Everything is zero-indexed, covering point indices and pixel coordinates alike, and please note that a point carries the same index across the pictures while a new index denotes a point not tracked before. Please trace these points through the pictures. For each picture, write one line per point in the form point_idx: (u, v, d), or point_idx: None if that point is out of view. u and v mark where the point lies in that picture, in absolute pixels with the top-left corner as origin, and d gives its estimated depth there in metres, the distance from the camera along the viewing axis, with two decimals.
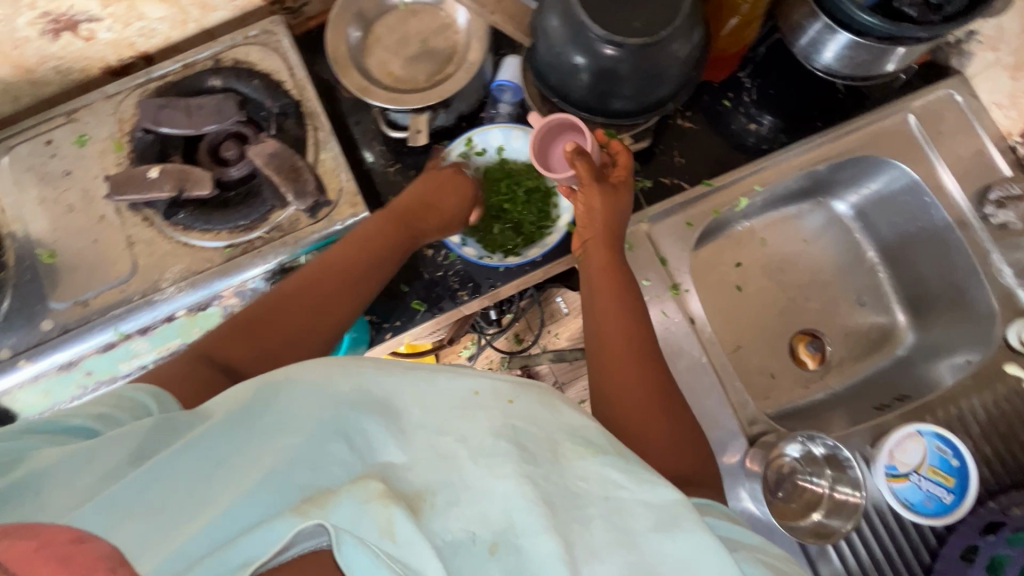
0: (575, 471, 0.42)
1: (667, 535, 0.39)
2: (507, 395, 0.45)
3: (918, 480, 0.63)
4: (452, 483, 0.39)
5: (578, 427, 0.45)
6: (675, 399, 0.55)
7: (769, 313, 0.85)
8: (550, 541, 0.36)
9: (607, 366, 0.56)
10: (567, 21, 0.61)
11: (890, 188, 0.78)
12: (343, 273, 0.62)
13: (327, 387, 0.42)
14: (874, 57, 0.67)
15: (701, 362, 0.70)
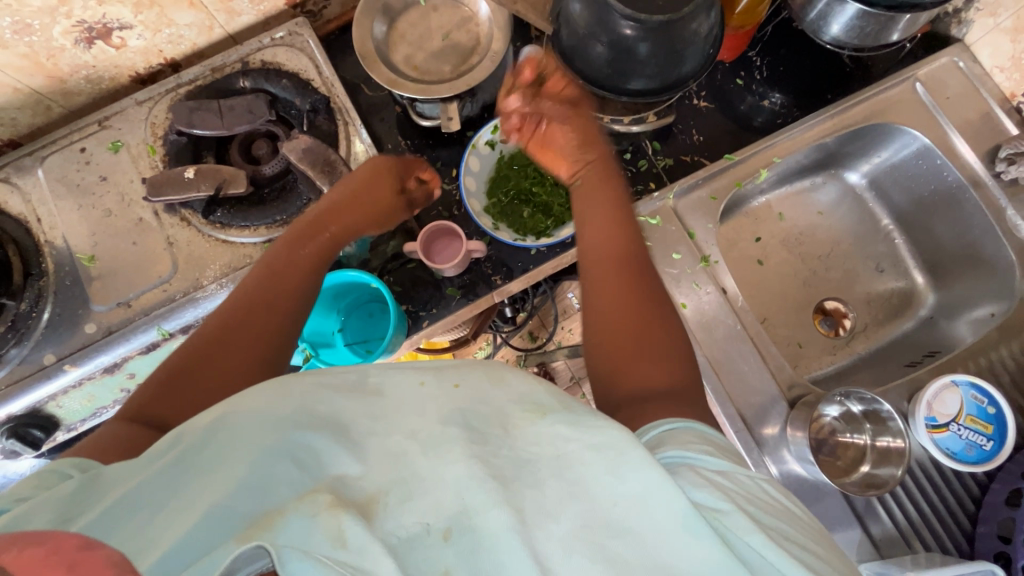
0: (527, 438, 0.38)
1: (615, 478, 0.34)
2: (451, 378, 0.42)
3: (956, 429, 0.64)
4: (406, 480, 0.34)
5: (530, 396, 0.42)
6: (671, 333, 0.52)
7: (791, 284, 0.87)
8: (503, 512, 0.32)
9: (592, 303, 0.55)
10: (591, 5, 0.64)
11: (900, 155, 0.81)
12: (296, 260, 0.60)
13: (269, 409, 0.37)
14: (881, 26, 0.70)
15: (736, 329, 0.71)
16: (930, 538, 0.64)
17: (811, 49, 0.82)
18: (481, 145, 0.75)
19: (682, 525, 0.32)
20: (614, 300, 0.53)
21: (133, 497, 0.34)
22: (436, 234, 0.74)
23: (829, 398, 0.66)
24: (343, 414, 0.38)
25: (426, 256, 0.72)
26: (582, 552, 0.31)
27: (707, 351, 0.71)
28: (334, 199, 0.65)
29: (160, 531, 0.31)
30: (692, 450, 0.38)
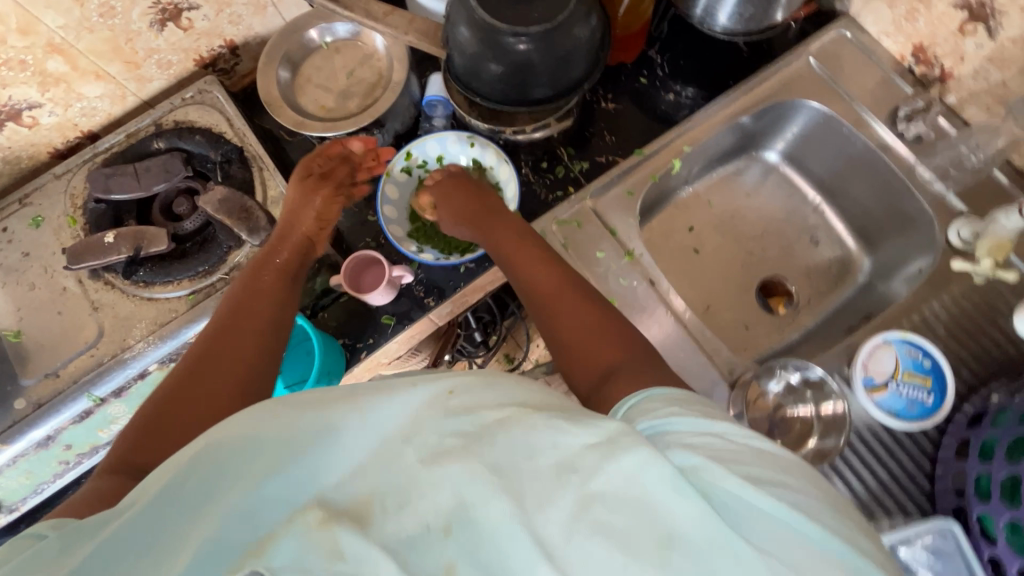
0: (519, 430, 0.34)
1: (607, 456, 0.32)
2: (444, 385, 0.38)
3: (897, 388, 0.64)
4: (400, 483, 0.33)
5: (517, 394, 0.38)
6: (620, 322, 0.54)
7: (730, 267, 0.87)
8: (501, 504, 0.31)
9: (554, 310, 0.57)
10: (474, 27, 0.66)
11: (809, 128, 0.83)
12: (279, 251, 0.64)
13: (253, 434, 0.35)
14: (762, 8, 0.73)
15: (669, 318, 0.71)
16: (893, 505, 0.62)
17: (708, 40, 0.85)
18: (396, 173, 0.76)
19: (672, 489, 0.31)
20: (568, 307, 0.56)
21: (124, 546, 0.33)
22: (360, 267, 0.73)
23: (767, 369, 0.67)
24: (335, 417, 0.36)
25: (352, 287, 0.72)
26: (584, 528, 0.30)
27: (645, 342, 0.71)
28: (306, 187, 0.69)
29: (175, 556, 0.32)
30: (660, 416, 0.39)
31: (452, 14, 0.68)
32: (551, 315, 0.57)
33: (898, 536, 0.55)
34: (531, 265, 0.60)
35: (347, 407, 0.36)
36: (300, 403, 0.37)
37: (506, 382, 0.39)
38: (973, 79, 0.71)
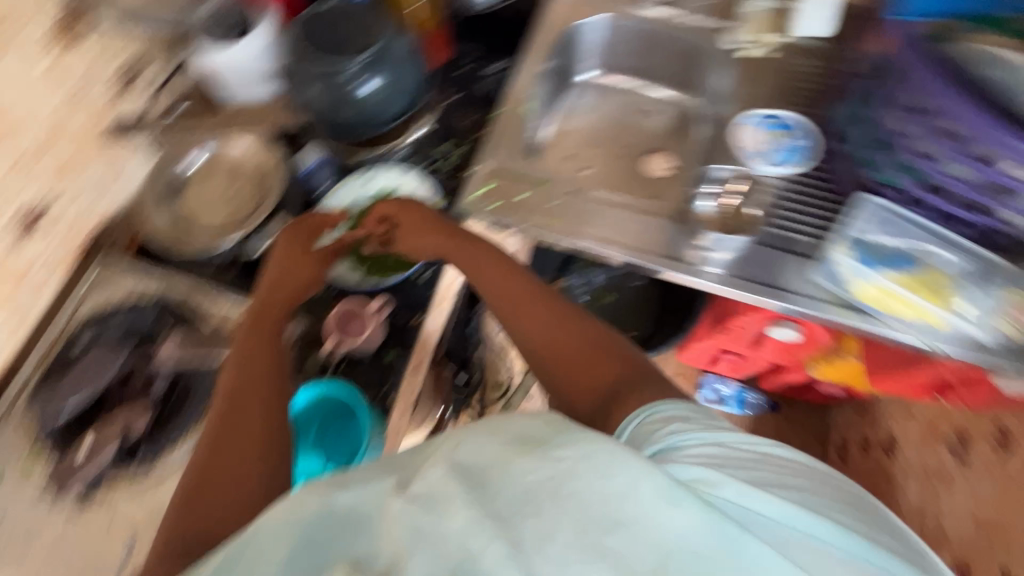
0: (522, 467, 0.39)
1: (602, 475, 0.37)
2: (455, 437, 0.42)
3: (774, 144, 0.80)
4: (420, 530, 0.35)
5: (519, 428, 0.42)
6: (614, 346, 0.60)
7: (615, 162, 1.01)
8: (500, 543, 0.35)
9: (545, 343, 0.61)
10: (322, 80, 0.77)
11: (597, 37, 1.02)
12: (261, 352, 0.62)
13: (293, 512, 0.38)
14: None
15: (603, 206, 0.83)
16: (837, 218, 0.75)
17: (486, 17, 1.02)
18: None
19: (666, 499, 0.37)
20: (559, 336, 0.61)
21: None
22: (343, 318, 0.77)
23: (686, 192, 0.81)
24: (364, 492, 0.38)
25: (345, 338, 0.76)
26: (583, 555, 0.35)
27: (599, 233, 0.81)
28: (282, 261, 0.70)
29: None
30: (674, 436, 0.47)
31: (299, 85, 0.79)
32: (546, 346, 0.61)
33: (840, 229, 0.70)
34: (499, 278, 0.67)
35: (382, 482, 0.39)
36: (339, 481, 0.40)
37: (515, 421, 0.43)
38: None
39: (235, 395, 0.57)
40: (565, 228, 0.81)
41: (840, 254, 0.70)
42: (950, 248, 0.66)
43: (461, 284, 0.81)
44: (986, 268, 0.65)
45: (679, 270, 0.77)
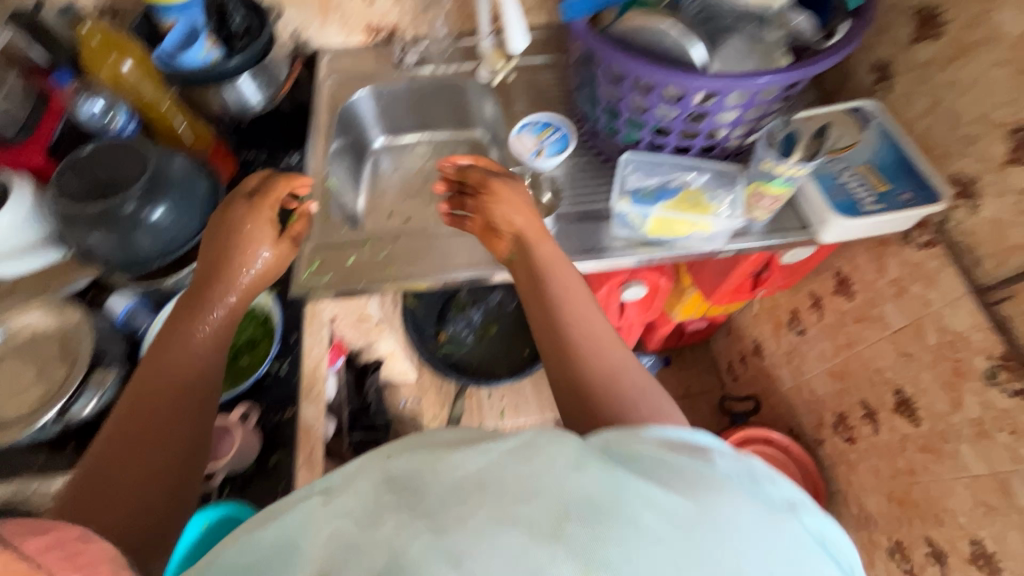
0: (451, 464, 0.39)
1: (524, 459, 0.37)
2: (386, 452, 0.43)
3: (546, 142, 0.93)
4: (350, 546, 0.34)
5: (460, 441, 0.43)
6: (628, 371, 0.64)
7: (430, 205, 1.10)
8: (421, 538, 0.33)
9: (563, 353, 0.66)
10: (99, 224, 0.74)
11: (373, 108, 1.12)
12: (178, 384, 0.63)
13: (256, 538, 0.38)
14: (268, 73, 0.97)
15: (427, 243, 0.91)
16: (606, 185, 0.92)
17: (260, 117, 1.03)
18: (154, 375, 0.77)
19: (572, 466, 0.37)
20: (581, 350, 0.66)
21: None
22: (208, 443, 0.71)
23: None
24: (303, 511, 0.39)
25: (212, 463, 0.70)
26: (497, 536, 0.33)
27: (429, 268, 0.89)
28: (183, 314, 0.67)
29: None
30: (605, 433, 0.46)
31: (78, 237, 0.75)
32: (569, 354, 0.66)
33: (619, 180, 0.83)
34: (549, 283, 0.72)
35: (316, 500, 0.39)
36: (282, 511, 0.40)
37: (452, 432, 0.45)
38: (403, 17, 1.08)
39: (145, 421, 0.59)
40: (401, 276, 0.88)
41: (624, 203, 0.82)
42: (692, 170, 0.85)
43: (326, 363, 0.82)
44: (718, 176, 0.84)
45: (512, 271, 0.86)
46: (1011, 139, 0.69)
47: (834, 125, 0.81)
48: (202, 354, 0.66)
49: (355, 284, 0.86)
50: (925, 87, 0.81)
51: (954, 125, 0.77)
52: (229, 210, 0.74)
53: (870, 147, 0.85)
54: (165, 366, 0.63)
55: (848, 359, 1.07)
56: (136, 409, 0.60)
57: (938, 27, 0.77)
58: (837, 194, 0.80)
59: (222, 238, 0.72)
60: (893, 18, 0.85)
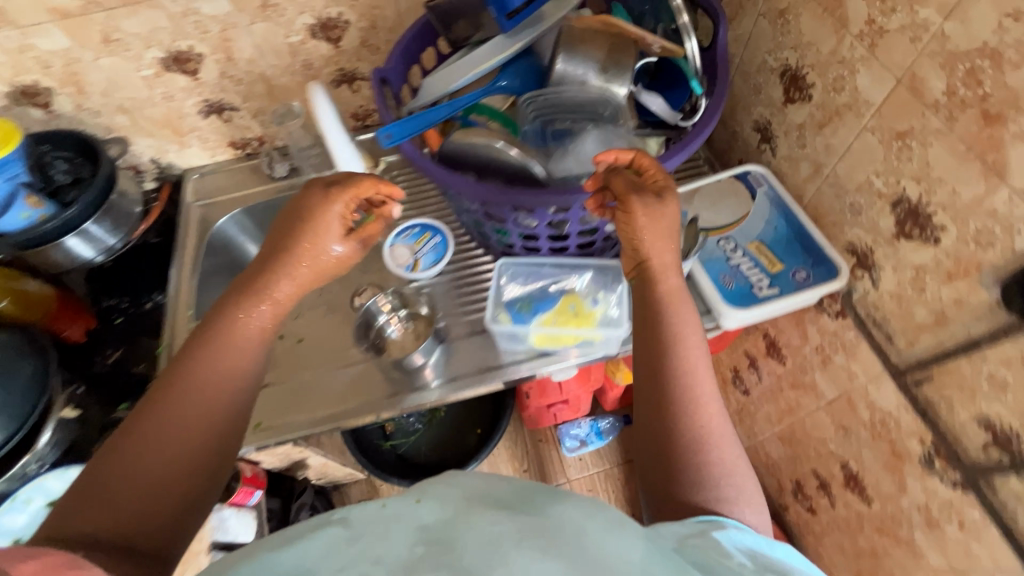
0: (487, 520, 0.40)
1: (574, 540, 0.38)
2: (413, 497, 0.44)
3: (421, 252, 0.86)
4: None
5: (506, 501, 0.43)
6: (722, 449, 0.54)
7: (325, 318, 1.04)
8: None
9: (661, 407, 0.55)
10: None
11: (252, 225, 1.06)
12: (259, 334, 0.61)
13: (289, 550, 0.39)
14: (119, 215, 0.91)
15: (301, 380, 0.81)
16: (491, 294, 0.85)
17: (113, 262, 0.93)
18: None
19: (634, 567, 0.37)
20: (679, 409, 0.55)
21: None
22: None
23: (365, 335, 0.80)
24: (323, 538, 0.39)
25: None
26: None
27: (292, 417, 0.78)
28: (253, 277, 0.62)
29: None
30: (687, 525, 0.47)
31: None
32: (663, 407, 0.55)
33: (493, 293, 0.75)
34: (689, 337, 0.58)
35: (337, 533, 0.40)
36: (298, 536, 0.41)
37: (499, 484, 0.47)
38: (269, 127, 1.01)
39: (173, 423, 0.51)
40: (265, 428, 0.77)
41: (501, 317, 0.75)
42: (573, 270, 0.77)
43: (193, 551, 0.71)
44: (601, 275, 0.76)
45: (399, 406, 0.77)
46: (894, 211, 0.62)
47: (704, 210, 0.80)
48: (245, 363, 0.59)
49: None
50: (806, 150, 0.74)
51: (839, 192, 0.70)
52: (306, 200, 0.65)
53: (762, 219, 0.77)
54: (210, 375, 0.55)
55: (791, 425, 0.99)
56: (206, 352, 0.57)
57: (805, 90, 0.71)
58: (730, 280, 0.72)
59: (300, 224, 0.64)
60: (763, 78, 0.79)
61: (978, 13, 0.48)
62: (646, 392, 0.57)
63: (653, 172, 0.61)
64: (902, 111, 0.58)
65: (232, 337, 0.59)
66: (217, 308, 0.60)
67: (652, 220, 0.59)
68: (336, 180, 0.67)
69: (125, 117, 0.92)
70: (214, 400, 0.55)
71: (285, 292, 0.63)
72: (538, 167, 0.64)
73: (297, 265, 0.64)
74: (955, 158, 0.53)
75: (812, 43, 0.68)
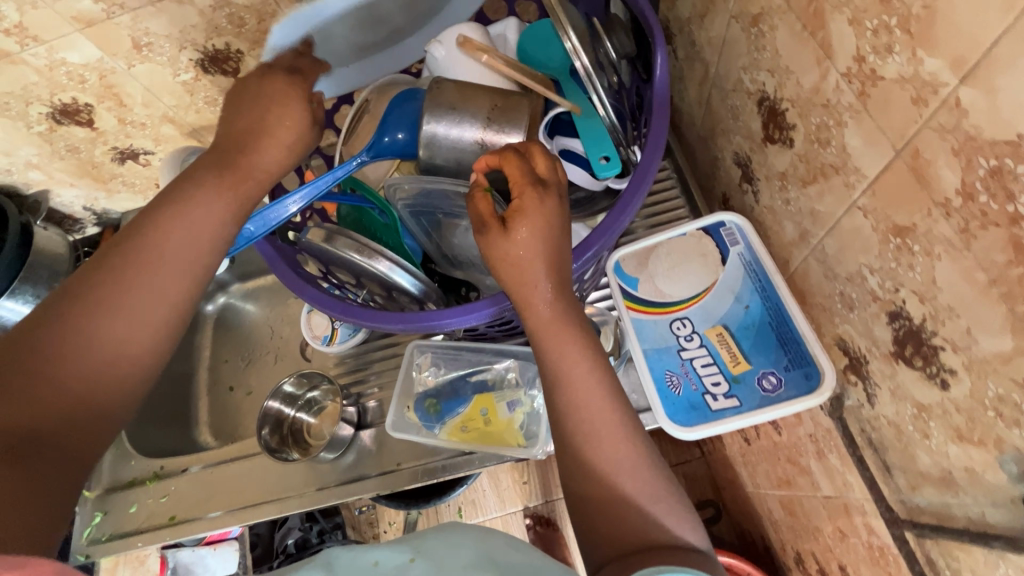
0: None
1: None
2: None
3: (337, 324, 0.77)
4: None
5: None
6: (655, 485, 0.43)
7: (271, 367, 0.97)
8: None
9: (577, 452, 0.45)
10: None
11: None
12: (201, 251, 0.47)
13: None
14: (47, 274, 0.88)
15: (227, 465, 0.76)
16: None
17: None
18: None
19: None
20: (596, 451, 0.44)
21: None
22: None
23: (277, 429, 0.74)
24: None
25: None
26: None
27: (232, 504, 0.74)
28: (214, 173, 0.49)
29: None
30: None
31: None
32: (581, 454, 0.45)
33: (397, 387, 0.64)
34: (608, 372, 0.47)
35: None
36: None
37: None
38: None
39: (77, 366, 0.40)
40: (197, 522, 0.73)
41: (408, 416, 0.64)
42: (495, 357, 0.66)
43: None
44: (526, 365, 0.64)
45: (326, 500, 0.70)
46: (891, 326, 0.44)
47: (658, 277, 0.64)
48: (185, 292, 0.46)
49: (126, 546, 0.74)
50: (791, 207, 0.55)
51: (828, 273, 0.52)
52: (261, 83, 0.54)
53: (731, 295, 0.60)
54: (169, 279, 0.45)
55: (790, 498, 0.83)
56: (132, 277, 0.43)
57: (784, 130, 0.52)
58: (677, 384, 0.58)
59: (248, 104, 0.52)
60: (740, 101, 0.59)
61: (1008, 84, 0.29)
62: (566, 431, 0.46)
63: (515, 184, 0.47)
64: (901, 198, 0.39)
65: (177, 254, 0.45)
66: (179, 198, 0.47)
67: (501, 258, 0.46)
68: (269, 75, 0.55)
69: (38, 172, 0.86)
70: (135, 344, 0.43)
71: (253, 187, 0.51)
72: (403, 276, 0.54)
73: (255, 140, 0.51)
74: (972, 289, 0.35)
75: (790, 69, 0.48)
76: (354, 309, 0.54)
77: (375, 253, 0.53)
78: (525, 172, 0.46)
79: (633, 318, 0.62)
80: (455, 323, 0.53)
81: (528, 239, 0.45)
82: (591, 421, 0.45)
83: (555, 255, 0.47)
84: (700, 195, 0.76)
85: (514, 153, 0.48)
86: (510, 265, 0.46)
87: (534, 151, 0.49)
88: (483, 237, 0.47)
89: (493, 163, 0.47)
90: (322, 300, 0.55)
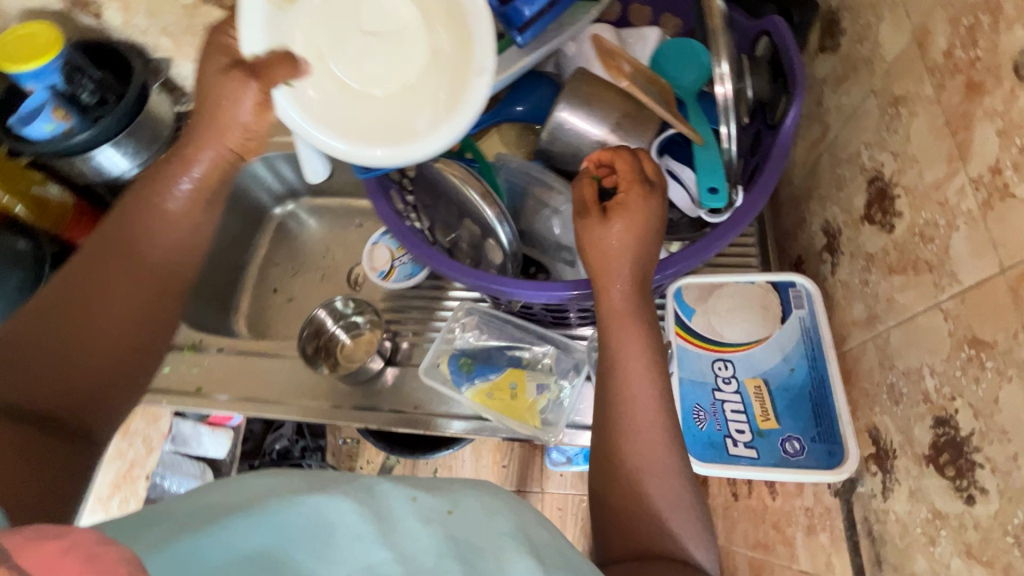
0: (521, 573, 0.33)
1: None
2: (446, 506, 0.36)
3: (397, 263, 0.80)
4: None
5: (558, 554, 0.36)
6: (678, 501, 0.45)
7: (315, 284, 1.01)
8: None
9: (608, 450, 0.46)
10: None
11: (274, 171, 1.02)
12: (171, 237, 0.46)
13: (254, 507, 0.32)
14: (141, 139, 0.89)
15: (257, 360, 0.81)
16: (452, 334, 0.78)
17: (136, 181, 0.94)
18: None
19: None
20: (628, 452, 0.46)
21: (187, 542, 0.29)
22: None
23: (314, 338, 0.78)
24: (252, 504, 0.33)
25: None
26: None
27: (257, 399, 0.78)
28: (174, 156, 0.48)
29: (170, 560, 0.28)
30: None
31: None
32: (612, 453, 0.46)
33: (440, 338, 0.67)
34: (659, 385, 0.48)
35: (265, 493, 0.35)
36: (253, 500, 0.34)
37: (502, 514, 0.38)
38: None
39: (86, 356, 0.41)
40: (225, 402, 0.78)
41: (441, 369, 0.68)
42: (536, 341, 0.69)
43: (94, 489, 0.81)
44: (564, 356, 0.67)
45: (342, 420, 0.74)
46: (934, 430, 0.45)
47: (716, 314, 0.65)
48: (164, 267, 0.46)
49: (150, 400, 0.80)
50: (866, 289, 0.56)
51: (884, 362, 0.52)
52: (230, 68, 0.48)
53: (780, 354, 0.61)
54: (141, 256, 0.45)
55: (761, 563, 0.83)
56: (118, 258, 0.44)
57: (888, 215, 0.52)
58: (703, 420, 0.60)
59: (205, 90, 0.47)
60: (850, 172, 0.59)
61: None
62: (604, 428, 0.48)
63: (624, 179, 0.50)
64: (990, 315, 0.40)
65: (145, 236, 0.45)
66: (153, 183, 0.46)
67: (591, 244, 0.48)
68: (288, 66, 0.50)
69: (168, 40, 0.91)
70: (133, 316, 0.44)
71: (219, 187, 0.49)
72: (504, 230, 0.56)
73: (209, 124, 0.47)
74: None
75: (916, 158, 0.48)
76: (434, 254, 0.57)
77: (490, 198, 0.55)
78: (636, 170, 0.50)
79: (680, 345, 0.64)
80: (522, 295, 0.55)
81: (628, 232, 0.48)
82: (632, 425, 0.46)
83: (644, 257, 0.49)
84: (774, 251, 0.77)
85: (628, 152, 0.51)
86: (602, 256, 0.48)
87: (645, 156, 0.52)
88: (580, 221, 0.50)
89: (605, 157, 0.51)
90: (407, 239, 0.57)
